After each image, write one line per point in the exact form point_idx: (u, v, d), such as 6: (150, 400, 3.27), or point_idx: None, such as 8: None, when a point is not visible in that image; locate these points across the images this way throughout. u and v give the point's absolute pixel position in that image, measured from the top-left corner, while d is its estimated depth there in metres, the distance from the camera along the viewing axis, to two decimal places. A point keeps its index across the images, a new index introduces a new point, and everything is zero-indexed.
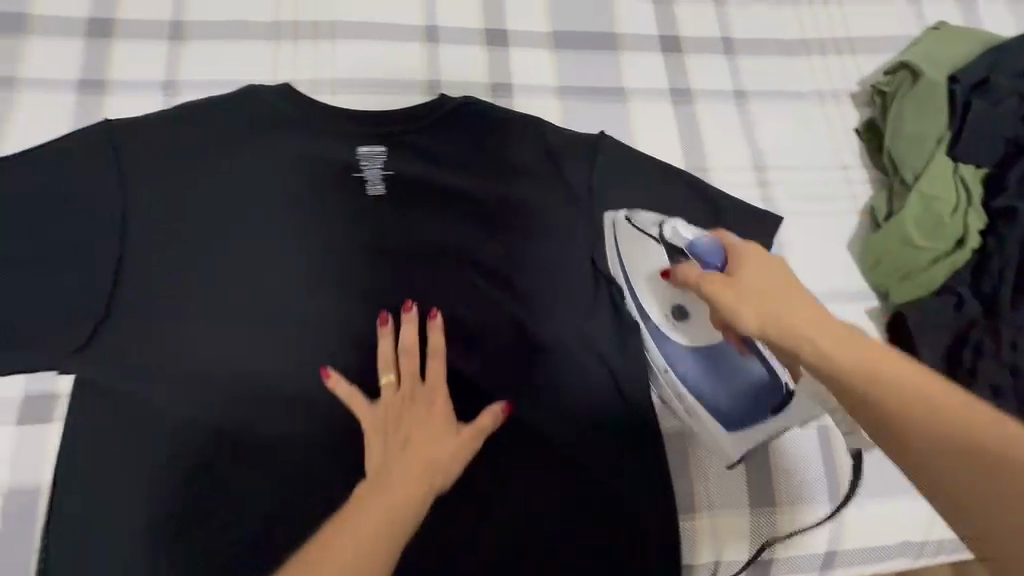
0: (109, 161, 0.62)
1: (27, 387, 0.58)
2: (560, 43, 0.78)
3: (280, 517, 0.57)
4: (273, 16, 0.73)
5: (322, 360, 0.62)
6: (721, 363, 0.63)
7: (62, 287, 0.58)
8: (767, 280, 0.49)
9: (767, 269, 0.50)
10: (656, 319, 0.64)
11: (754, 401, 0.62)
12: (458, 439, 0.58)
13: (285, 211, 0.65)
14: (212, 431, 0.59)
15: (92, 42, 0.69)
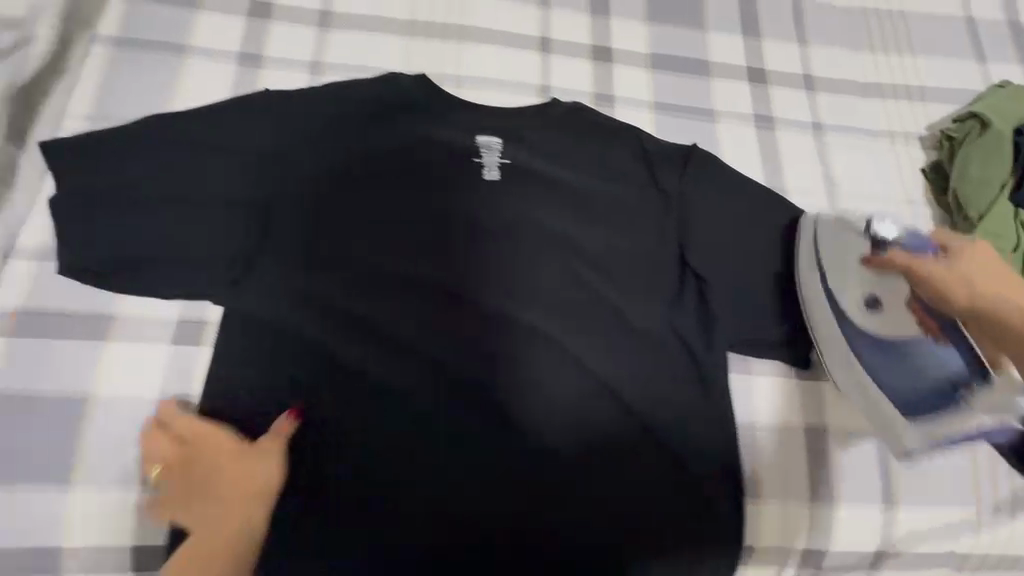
0: (266, 124, 0.70)
1: (180, 313, 0.64)
2: (659, 64, 0.86)
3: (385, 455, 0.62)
4: (409, 15, 0.82)
5: (432, 318, 0.67)
6: (914, 370, 0.66)
7: (218, 228, 0.66)
8: (979, 264, 0.63)
9: (976, 256, 0.64)
10: (848, 308, 0.71)
11: (941, 391, 0.64)
12: (247, 450, 0.60)
13: (409, 180, 0.71)
14: (330, 370, 0.64)
15: (252, 21, 0.78)
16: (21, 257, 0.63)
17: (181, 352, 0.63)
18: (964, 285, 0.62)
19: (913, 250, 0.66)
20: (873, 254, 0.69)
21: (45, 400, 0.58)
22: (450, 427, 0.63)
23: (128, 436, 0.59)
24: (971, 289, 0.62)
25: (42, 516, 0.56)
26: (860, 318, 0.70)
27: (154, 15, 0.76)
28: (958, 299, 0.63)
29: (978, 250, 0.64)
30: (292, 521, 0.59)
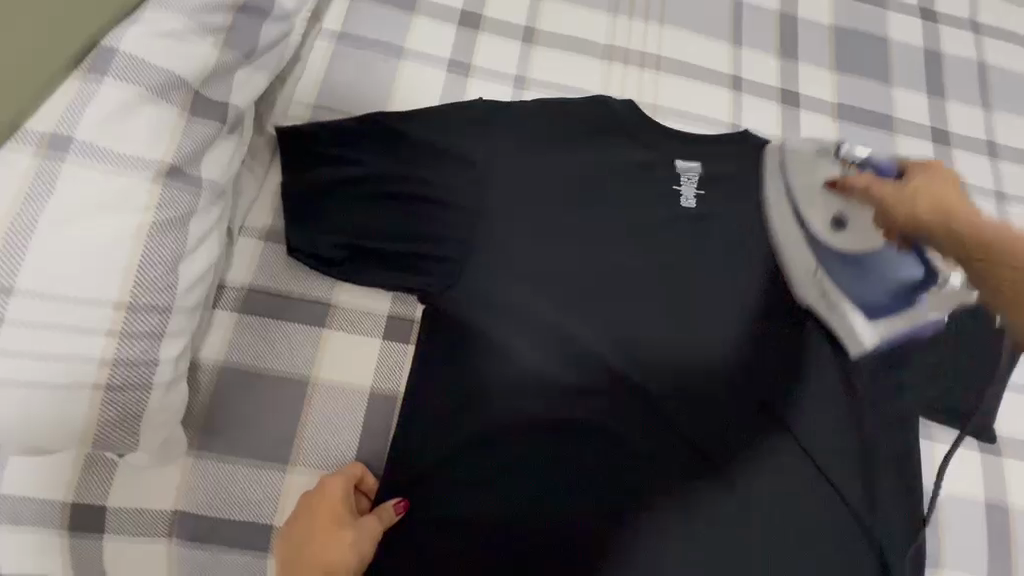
0: (480, 132, 0.72)
1: (390, 308, 0.66)
2: (844, 114, 0.86)
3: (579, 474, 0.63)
4: (607, 39, 0.83)
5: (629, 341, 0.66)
6: (851, 261, 0.65)
7: (432, 226, 0.67)
8: (947, 188, 0.59)
9: (939, 178, 0.60)
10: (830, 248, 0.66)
11: (894, 294, 0.65)
12: (350, 531, 0.55)
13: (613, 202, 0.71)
14: (530, 382, 0.64)
15: (462, 31, 0.80)
16: (249, 236, 0.65)
17: (391, 349, 0.64)
18: (913, 204, 0.60)
19: (876, 171, 0.64)
20: (841, 176, 0.66)
21: (270, 381, 0.61)
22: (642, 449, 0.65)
23: (342, 425, 0.61)
24: (912, 212, 0.59)
25: (262, 490, 0.58)
26: (827, 234, 0.66)
27: (373, 15, 0.78)
28: (909, 207, 0.60)
29: (946, 180, 0.60)
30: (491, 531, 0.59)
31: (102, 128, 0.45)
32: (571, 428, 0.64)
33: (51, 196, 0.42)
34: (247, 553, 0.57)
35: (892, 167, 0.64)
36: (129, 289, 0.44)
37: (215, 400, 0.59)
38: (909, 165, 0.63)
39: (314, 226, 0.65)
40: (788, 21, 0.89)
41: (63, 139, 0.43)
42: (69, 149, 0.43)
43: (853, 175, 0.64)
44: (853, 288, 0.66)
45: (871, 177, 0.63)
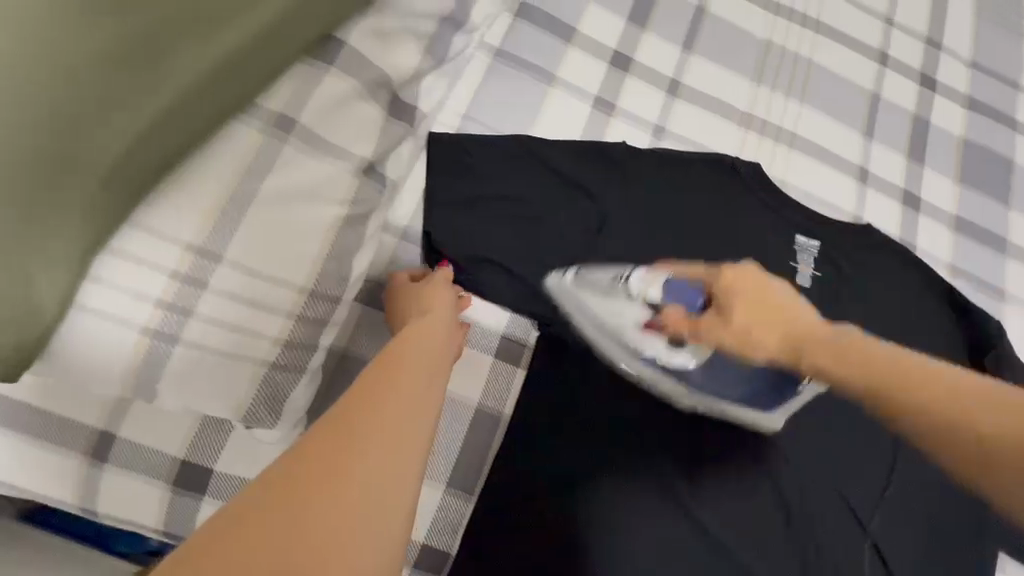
0: (619, 173, 0.74)
1: (505, 327, 0.66)
2: (961, 228, 0.86)
3: (664, 533, 0.62)
4: (748, 107, 0.84)
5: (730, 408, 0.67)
6: (717, 375, 0.59)
7: (560, 254, 0.68)
8: (755, 297, 0.45)
9: (748, 285, 0.46)
10: (651, 375, 0.62)
11: (755, 396, 0.60)
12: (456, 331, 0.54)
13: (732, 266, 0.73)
14: (627, 430, 0.64)
15: (613, 71, 0.81)
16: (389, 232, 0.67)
17: (502, 369, 0.65)
18: (758, 343, 0.44)
19: (680, 305, 0.52)
20: (654, 314, 0.56)
21: None
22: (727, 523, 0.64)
23: (445, 437, 0.61)
24: (748, 345, 0.44)
25: None
26: (661, 354, 0.58)
27: (532, 38, 0.80)
28: (766, 344, 0.44)
29: (746, 285, 0.46)
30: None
31: (322, 117, 0.46)
32: (659, 483, 0.64)
33: (267, 175, 0.43)
34: None
35: (700, 298, 0.51)
36: (313, 276, 0.45)
37: (332, 384, 0.60)
38: (712, 285, 0.49)
39: (449, 235, 0.66)
40: (919, 124, 0.90)
41: (288, 123, 0.44)
42: (292, 132, 0.44)
43: (663, 318, 0.53)
44: (724, 390, 0.61)
45: (679, 314, 0.52)
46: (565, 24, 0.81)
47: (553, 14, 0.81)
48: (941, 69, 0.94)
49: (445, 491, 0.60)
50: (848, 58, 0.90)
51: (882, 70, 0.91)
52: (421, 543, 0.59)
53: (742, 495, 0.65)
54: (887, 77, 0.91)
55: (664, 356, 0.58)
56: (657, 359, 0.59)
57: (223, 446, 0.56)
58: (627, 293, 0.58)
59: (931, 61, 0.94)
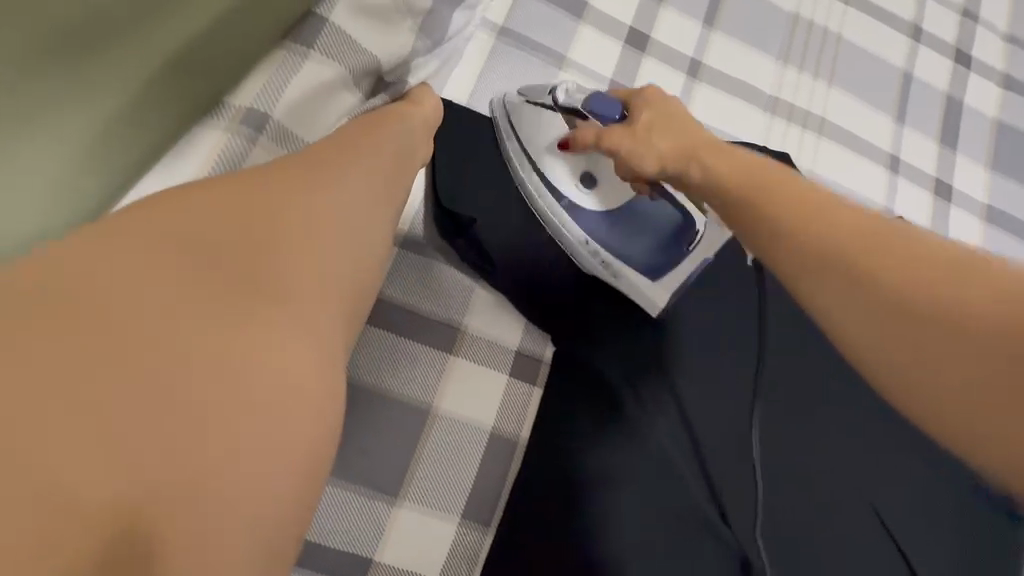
0: None
1: (520, 341, 0.61)
2: (992, 218, 0.82)
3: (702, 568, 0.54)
4: (772, 91, 0.78)
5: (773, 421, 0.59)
6: (631, 220, 0.61)
7: None
8: (670, 124, 0.53)
9: (662, 109, 0.54)
10: (568, 189, 0.60)
11: (660, 240, 0.61)
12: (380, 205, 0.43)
13: None
14: (659, 454, 0.56)
15: (629, 51, 0.74)
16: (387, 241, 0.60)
17: (517, 389, 0.59)
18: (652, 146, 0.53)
19: (602, 116, 0.57)
20: (566, 137, 0.59)
21: (395, 403, 0.56)
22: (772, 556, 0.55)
23: (457, 468, 0.56)
24: (636, 142, 0.53)
25: (371, 524, 0.53)
26: (579, 194, 0.60)
27: (541, 14, 0.71)
28: (650, 157, 0.53)
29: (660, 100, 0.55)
30: None
31: (295, 113, 0.48)
32: (694, 512, 0.55)
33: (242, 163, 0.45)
34: None
35: (616, 112, 0.56)
36: None
37: None
38: (635, 94, 0.57)
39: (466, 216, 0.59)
40: (953, 106, 0.84)
41: (254, 118, 0.46)
42: (260, 130, 0.46)
43: (573, 135, 0.58)
44: (633, 253, 0.60)
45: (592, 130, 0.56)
46: None
47: None
48: (977, 45, 0.87)
49: (459, 523, 0.55)
50: (880, 32, 0.83)
51: (915, 46, 0.85)
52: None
53: (793, 522, 0.57)
54: (920, 54, 0.85)
55: (579, 192, 0.60)
56: (577, 200, 0.60)
57: None
58: (551, 103, 0.60)
59: (967, 35, 0.87)
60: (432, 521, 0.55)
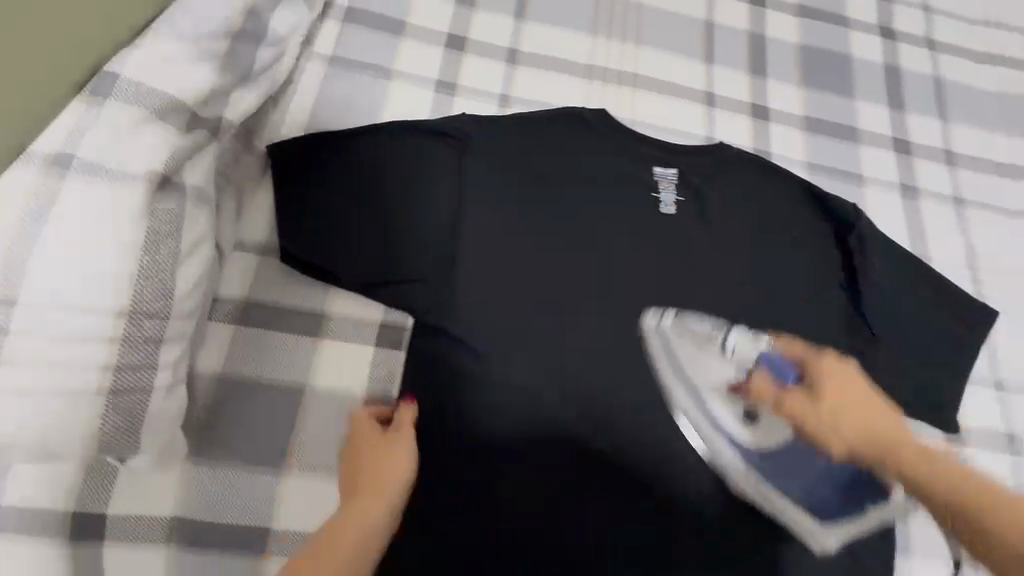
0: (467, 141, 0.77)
1: (384, 315, 0.68)
2: (812, 126, 0.91)
3: (558, 463, 0.67)
4: (586, 60, 0.88)
5: (600, 339, 0.72)
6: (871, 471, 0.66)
7: (422, 228, 0.73)
8: (851, 386, 0.50)
9: (843, 376, 0.51)
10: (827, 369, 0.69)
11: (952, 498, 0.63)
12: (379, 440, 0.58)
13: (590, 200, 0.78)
14: (512, 384, 0.68)
15: (449, 52, 0.84)
16: (245, 252, 0.68)
17: (386, 355, 0.67)
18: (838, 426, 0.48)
19: (770, 375, 0.55)
20: (740, 382, 0.60)
21: (270, 388, 0.62)
22: (613, 442, 0.69)
23: (335, 434, 0.62)
24: (826, 436, 0.49)
25: (261, 496, 0.59)
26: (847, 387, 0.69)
27: (364, 39, 0.82)
28: (833, 448, 0.49)
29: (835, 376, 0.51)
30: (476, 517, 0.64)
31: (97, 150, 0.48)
32: (546, 420, 0.68)
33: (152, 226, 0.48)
34: (243, 557, 0.58)
35: (791, 370, 0.54)
36: (128, 299, 0.47)
37: (213, 407, 0.60)
38: (809, 365, 0.53)
39: (312, 222, 0.69)
40: (757, 40, 0.95)
41: (64, 159, 0.47)
42: (70, 168, 0.47)
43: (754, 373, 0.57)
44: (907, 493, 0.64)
45: (766, 384, 0.55)
46: (393, 20, 0.84)
47: (380, 13, 0.84)
48: None
49: None
50: None
51: None
52: None
53: (627, 414, 0.69)
54: (718, 4, 0.96)
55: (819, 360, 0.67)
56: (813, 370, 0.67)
57: (111, 492, 0.57)
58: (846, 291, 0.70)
59: None
60: (319, 484, 0.60)
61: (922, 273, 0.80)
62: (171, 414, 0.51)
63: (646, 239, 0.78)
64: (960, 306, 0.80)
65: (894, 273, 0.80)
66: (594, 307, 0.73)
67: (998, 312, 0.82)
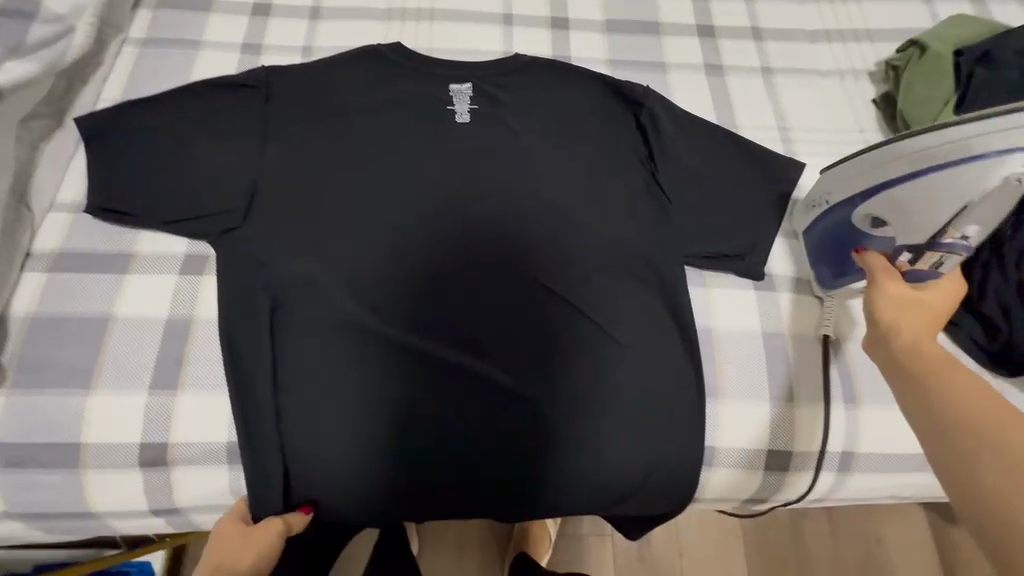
0: (263, 86, 0.83)
1: (190, 249, 0.74)
2: (613, 28, 0.94)
3: (381, 365, 0.71)
4: (386, 6, 0.94)
5: (396, 242, 0.76)
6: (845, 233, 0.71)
7: (219, 163, 0.77)
8: (912, 315, 0.52)
9: (906, 299, 0.53)
10: (856, 214, 0.68)
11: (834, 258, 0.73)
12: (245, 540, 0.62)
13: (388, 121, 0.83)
14: (312, 287, 0.72)
15: (254, 18, 0.91)
16: (59, 211, 0.74)
17: (189, 281, 0.72)
18: (899, 327, 0.51)
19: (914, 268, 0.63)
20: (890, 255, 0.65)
21: (78, 320, 0.68)
22: (431, 341, 0.73)
23: (141, 352, 0.67)
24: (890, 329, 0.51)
25: (69, 414, 0.64)
26: (869, 208, 0.67)
27: (173, 19, 0.90)
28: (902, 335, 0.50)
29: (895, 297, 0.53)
30: (310, 435, 0.67)
31: None
32: (364, 330, 0.71)
33: None
34: (59, 472, 0.63)
35: None
36: None
37: (25, 343, 0.66)
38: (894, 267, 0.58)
39: (115, 175, 0.75)
40: None
41: None
42: None
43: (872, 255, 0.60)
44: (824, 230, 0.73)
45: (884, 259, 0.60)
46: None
47: None
48: None
49: (150, 395, 0.65)
50: None
51: None
52: (140, 444, 0.64)
53: (441, 315, 0.74)
54: None
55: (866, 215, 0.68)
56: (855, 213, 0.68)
57: None
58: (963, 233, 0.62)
59: None
60: (123, 397, 0.65)
61: (719, 136, 0.83)
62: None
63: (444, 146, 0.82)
64: (761, 159, 0.82)
65: (691, 140, 0.82)
66: (393, 214, 0.78)
67: (804, 163, 0.83)
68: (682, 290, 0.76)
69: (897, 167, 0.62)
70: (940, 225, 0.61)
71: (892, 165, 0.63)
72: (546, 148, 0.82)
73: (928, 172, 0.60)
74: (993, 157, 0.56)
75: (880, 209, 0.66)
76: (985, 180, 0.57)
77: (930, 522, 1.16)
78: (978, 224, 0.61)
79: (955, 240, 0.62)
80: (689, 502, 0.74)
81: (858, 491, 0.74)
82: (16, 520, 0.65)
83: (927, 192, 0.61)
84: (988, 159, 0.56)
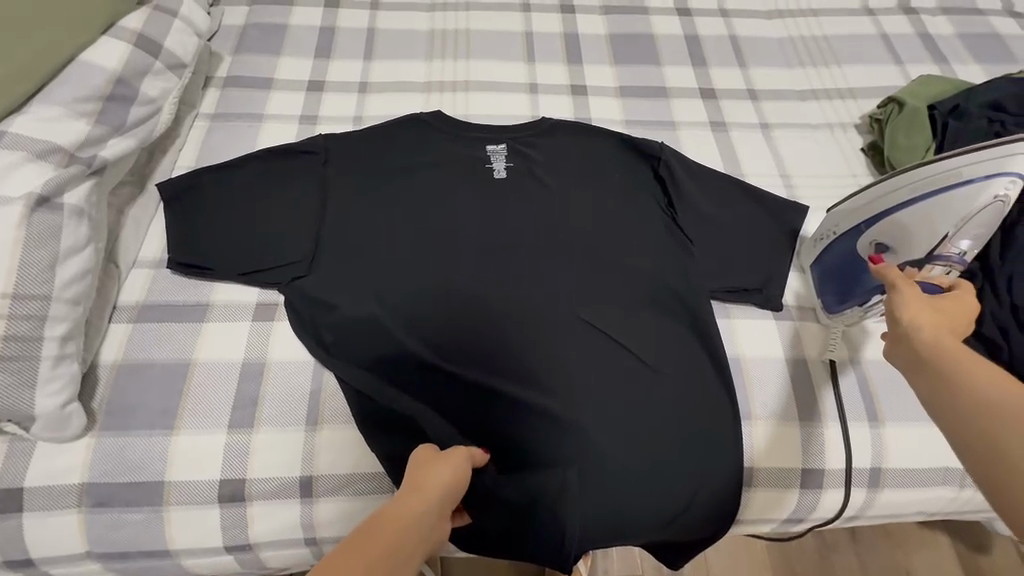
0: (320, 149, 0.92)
1: (260, 297, 0.82)
2: (626, 93, 1.07)
3: (438, 399, 0.76)
4: (426, 79, 1.07)
5: (443, 282, 0.82)
6: (854, 260, 0.79)
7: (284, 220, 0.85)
8: (932, 313, 0.53)
9: (921, 300, 0.54)
10: (864, 238, 0.78)
11: (846, 284, 0.80)
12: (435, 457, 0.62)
13: (434, 176, 0.91)
14: (375, 328, 0.78)
15: (310, 93, 1.03)
16: (141, 267, 0.82)
17: (259, 329, 0.79)
18: (916, 323, 0.52)
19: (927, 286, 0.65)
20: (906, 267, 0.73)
21: (162, 366, 0.74)
22: (481, 376, 0.78)
23: (220, 393, 0.73)
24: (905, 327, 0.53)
25: (153, 454, 0.69)
26: (873, 234, 0.77)
27: (239, 95, 1.01)
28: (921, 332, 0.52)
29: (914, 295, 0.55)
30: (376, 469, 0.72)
31: (10, 179, 0.66)
32: (421, 365, 0.77)
33: (42, 237, 0.66)
34: (143, 510, 0.67)
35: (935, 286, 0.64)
36: (12, 284, 0.63)
37: (113, 389, 0.72)
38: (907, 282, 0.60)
39: (191, 232, 0.83)
40: (571, 38, 1.14)
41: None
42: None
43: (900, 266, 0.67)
44: (835, 259, 0.82)
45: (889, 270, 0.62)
46: (264, 78, 1.04)
47: (252, 75, 1.04)
48: None
49: (229, 433, 0.71)
50: (498, 17, 1.16)
51: (527, 15, 1.16)
52: (219, 481, 0.69)
53: (489, 352, 0.79)
54: (534, 18, 1.16)
55: (871, 240, 0.77)
56: (863, 238, 0.78)
57: (25, 468, 0.67)
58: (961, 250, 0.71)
59: None
60: (202, 435, 0.70)
61: (730, 183, 0.93)
62: (61, 378, 0.66)
63: (485, 196, 0.90)
64: (769, 204, 0.91)
65: (705, 187, 0.92)
66: (441, 258, 0.84)
67: (808, 207, 0.93)
68: (708, 322, 0.83)
69: (903, 193, 0.74)
70: (939, 239, 0.71)
71: (896, 194, 0.74)
72: (577, 197, 0.91)
73: (929, 195, 0.72)
74: (980, 180, 0.69)
75: (887, 235, 0.76)
76: (976, 199, 0.69)
77: (956, 549, 1.17)
78: (970, 241, 0.71)
79: (951, 254, 0.71)
80: (734, 523, 0.78)
81: (889, 508, 0.78)
82: (94, 562, 0.68)
83: (925, 215, 0.72)
84: (977, 182, 0.69)
